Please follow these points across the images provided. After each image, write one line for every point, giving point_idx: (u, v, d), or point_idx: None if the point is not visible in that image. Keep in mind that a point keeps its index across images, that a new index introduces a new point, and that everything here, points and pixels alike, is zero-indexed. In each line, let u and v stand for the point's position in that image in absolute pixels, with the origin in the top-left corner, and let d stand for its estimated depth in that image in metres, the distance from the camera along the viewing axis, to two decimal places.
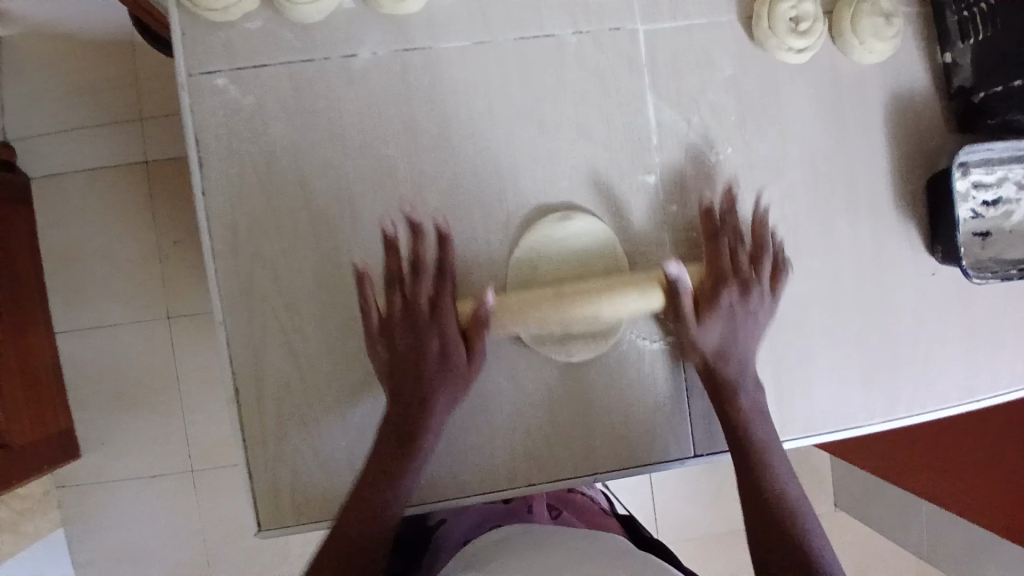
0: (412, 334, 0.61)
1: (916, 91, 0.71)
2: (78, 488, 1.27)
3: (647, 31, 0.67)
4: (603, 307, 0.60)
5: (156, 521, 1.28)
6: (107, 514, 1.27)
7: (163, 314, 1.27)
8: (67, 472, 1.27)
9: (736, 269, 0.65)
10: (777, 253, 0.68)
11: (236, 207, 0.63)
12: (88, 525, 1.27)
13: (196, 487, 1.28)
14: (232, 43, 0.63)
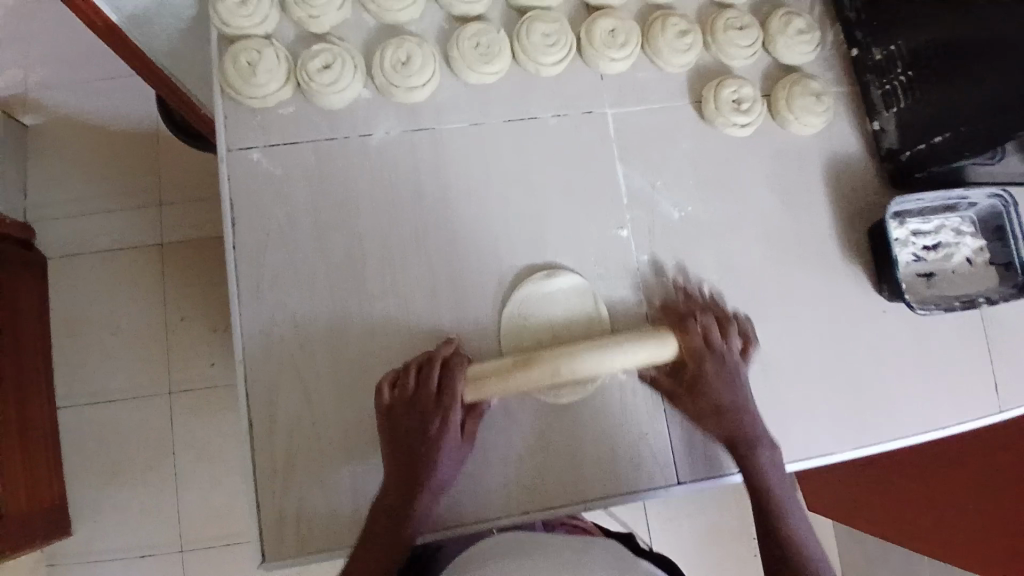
0: (418, 420, 0.67)
1: (851, 158, 0.83)
2: (67, 565, 1.26)
3: (615, 112, 0.80)
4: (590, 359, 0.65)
5: None
6: None
7: (167, 389, 1.31)
8: (57, 548, 1.26)
9: (709, 345, 0.72)
10: (745, 331, 0.76)
11: (262, 262, 0.72)
12: None
13: (187, 563, 1.27)
14: (267, 124, 0.75)
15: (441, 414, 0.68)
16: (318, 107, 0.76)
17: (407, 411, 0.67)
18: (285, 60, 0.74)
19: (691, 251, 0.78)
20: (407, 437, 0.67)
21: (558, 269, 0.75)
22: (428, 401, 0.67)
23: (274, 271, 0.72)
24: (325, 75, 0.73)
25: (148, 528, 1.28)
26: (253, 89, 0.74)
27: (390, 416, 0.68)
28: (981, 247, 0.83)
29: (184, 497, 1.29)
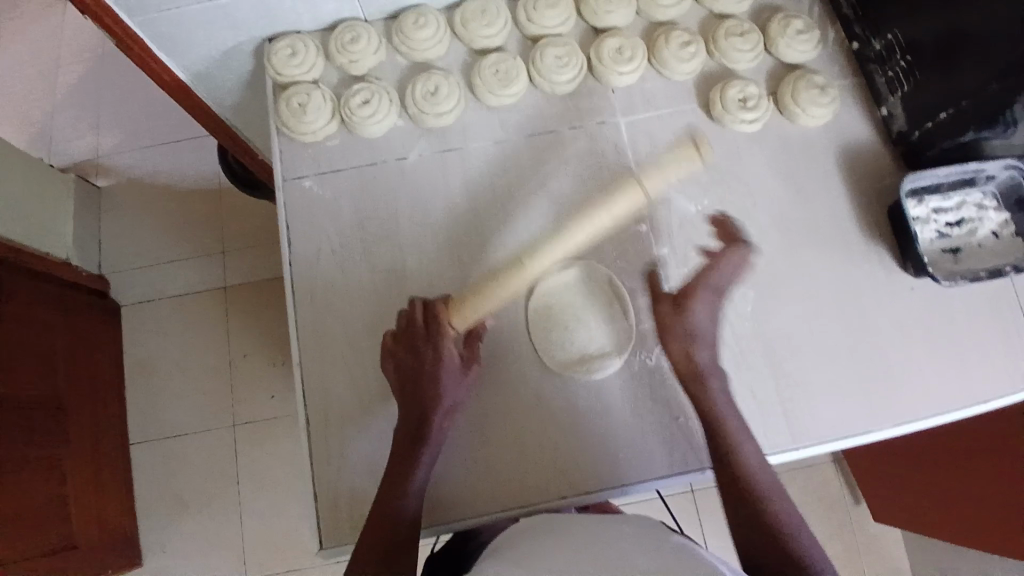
0: (413, 356, 0.75)
1: (862, 144, 0.87)
2: None
3: (627, 120, 0.86)
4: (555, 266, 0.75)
5: None
6: None
7: (230, 422, 1.40)
8: None
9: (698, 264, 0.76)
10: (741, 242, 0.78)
11: (315, 277, 0.81)
12: None
13: None
14: (317, 156, 0.85)
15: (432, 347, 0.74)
16: (360, 137, 0.85)
17: (406, 352, 0.75)
18: (330, 99, 0.85)
19: (708, 242, 0.82)
20: (403, 373, 0.74)
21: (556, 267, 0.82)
22: (419, 335, 0.75)
23: (326, 282, 0.81)
24: (365, 109, 0.82)
25: (212, 557, 1.34)
26: (304, 126, 0.84)
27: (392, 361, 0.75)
28: (1007, 220, 0.83)
29: (245, 525, 1.36)
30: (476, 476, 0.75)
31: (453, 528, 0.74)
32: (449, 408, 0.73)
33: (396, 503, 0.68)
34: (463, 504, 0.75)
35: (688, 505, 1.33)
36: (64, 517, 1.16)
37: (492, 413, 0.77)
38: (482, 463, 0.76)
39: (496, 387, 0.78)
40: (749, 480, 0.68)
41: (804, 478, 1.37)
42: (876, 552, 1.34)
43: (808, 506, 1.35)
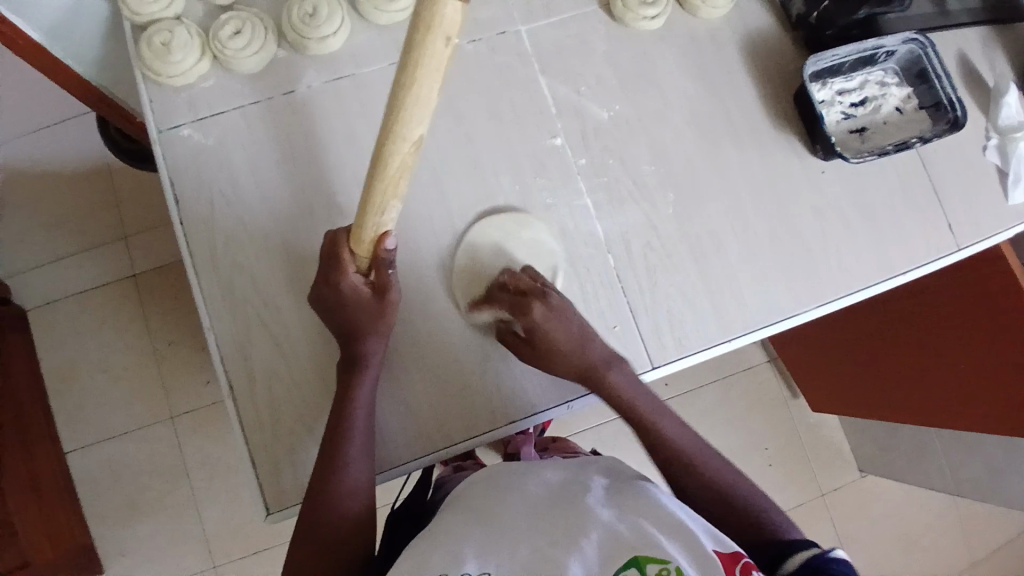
0: (320, 305, 0.68)
1: (765, 32, 0.85)
2: None
3: (528, 29, 0.82)
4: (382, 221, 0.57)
5: None
6: None
7: (167, 416, 1.32)
8: None
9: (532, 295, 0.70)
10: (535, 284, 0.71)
11: (213, 234, 0.74)
12: None
13: None
14: (193, 101, 0.76)
15: (332, 287, 0.65)
16: (240, 75, 0.77)
17: (316, 289, 0.67)
18: (197, 34, 0.75)
19: (624, 147, 0.80)
20: (326, 316, 0.68)
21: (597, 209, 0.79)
22: (320, 274, 0.66)
23: (226, 236, 0.74)
24: (238, 41, 0.74)
25: (174, 554, 1.28)
26: (172, 67, 0.74)
27: (319, 307, 0.68)
28: (908, 94, 0.84)
29: (204, 518, 1.30)
30: (416, 415, 0.73)
31: (400, 471, 0.73)
32: (380, 332, 0.68)
33: (335, 458, 0.65)
34: (409, 446, 0.72)
35: None
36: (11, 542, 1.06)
37: (426, 350, 0.74)
38: (424, 401, 0.73)
39: (427, 321, 0.75)
40: (684, 453, 0.68)
41: (744, 381, 1.42)
42: (816, 439, 1.43)
43: (751, 407, 1.41)
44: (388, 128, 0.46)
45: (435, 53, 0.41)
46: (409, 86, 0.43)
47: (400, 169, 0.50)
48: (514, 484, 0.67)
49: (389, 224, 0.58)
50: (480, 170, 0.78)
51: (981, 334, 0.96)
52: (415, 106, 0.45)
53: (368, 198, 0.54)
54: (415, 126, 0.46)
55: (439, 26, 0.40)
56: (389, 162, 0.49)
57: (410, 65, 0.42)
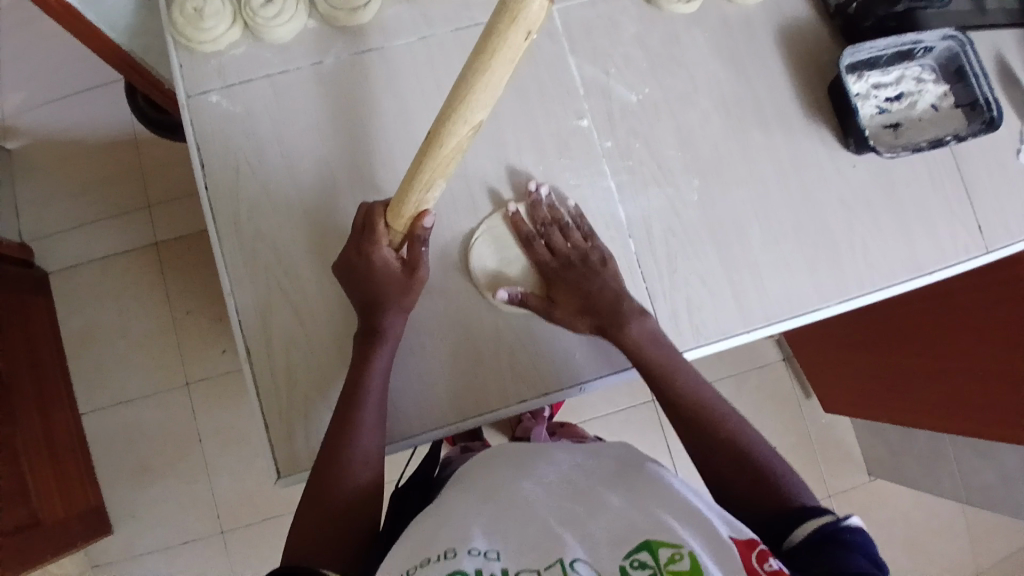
0: (345, 274, 0.68)
1: (801, 20, 0.83)
2: (111, 566, 1.29)
3: (559, 7, 0.80)
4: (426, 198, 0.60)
5: None
6: None
7: (182, 384, 1.34)
8: (99, 551, 1.29)
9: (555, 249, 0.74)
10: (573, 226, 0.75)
11: (237, 200, 0.74)
12: None
13: (227, 548, 1.31)
14: (223, 68, 0.77)
15: (363, 256, 0.66)
16: (269, 44, 0.77)
17: (344, 257, 0.68)
18: (229, 0, 0.75)
19: (650, 131, 0.79)
20: (348, 286, 0.68)
21: (618, 194, 0.78)
22: (352, 241, 0.67)
23: (249, 203, 0.74)
24: (269, 9, 0.74)
25: (183, 518, 1.31)
26: (203, 34, 0.74)
27: (343, 275, 0.68)
28: (946, 92, 0.82)
29: (214, 484, 1.32)
30: (430, 391, 0.73)
31: (410, 444, 0.73)
32: (402, 307, 0.68)
33: (348, 426, 0.65)
34: (419, 420, 0.73)
35: (650, 415, 1.36)
36: (26, 497, 1.09)
37: (441, 326, 0.75)
38: (437, 375, 0.74)
39: (444, 297, 0.75)
40: (702, 405, 0.68)
41: (756, 378, 1.41)
42: (826, 441, 1.41)
43: (763, 405, 1.40)
44: (452, 110, 0.49)
45: (514, 46, 0.44)
46: (480, 71, 0.45)
47: (454, 150, 0.53)
48: (520, 466, 0.66)
49: (429, 203, 0.61)
50: (503, 147, 0.78)
51: (1006, 342, 0.94)
52: (480, 92, 0.47)
53: (415, 174, 0.56)
54: (478, 112, 0.49)
55: (523, 19, 0.42)
56: (445, 141, 0.52)
57: (489, 52, 0.44)
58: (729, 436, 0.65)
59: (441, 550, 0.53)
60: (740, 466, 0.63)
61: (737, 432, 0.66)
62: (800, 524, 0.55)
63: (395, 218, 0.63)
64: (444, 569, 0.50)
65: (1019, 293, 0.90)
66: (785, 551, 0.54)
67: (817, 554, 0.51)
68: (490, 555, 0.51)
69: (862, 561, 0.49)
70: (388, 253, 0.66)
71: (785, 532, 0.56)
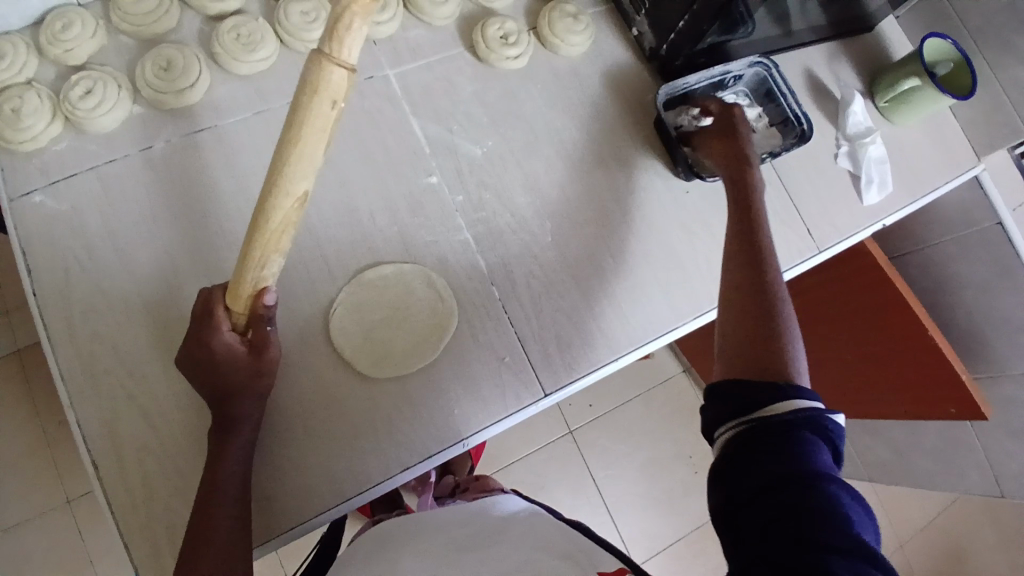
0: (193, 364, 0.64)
1: (623, 65, 0.91)
2: None
3: (395, 73, 0.83)
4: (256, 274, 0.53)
5: None
6: None
7: (62, 503, 1.21)
8: None
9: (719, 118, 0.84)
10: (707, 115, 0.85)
11: (68, 304, 0.70)
12: None
13: None
14: (44, 166, 0.73)
15: (204, 344, 0.62)
16: (94, 135, 0.74)
17: (190, 347, 0.64)
18: (47, 95, 0.72)
19: (499, 181, 0.82)
20: (196, 376, 0.65)
21: (476, 244, 0.80)
22: (195, 327, 0.63)
23: (84, 305, 0.70)
24: (89, 100, 0.71)
25: None
26: (20, 133, 0.70)
27: (191, 365, 0.64)
28: (760, 113, 0.92)
29: None
30: (303, 472, 0.70)
31: (291, 536, 0.69)
32: (255, 392, 0.66)
33: (210, 529, 0.61)
34: (296, 507, 0.69)
35: (570, 448, 1.37)
36: None
37: (307, 401, 0.72)
38: (308, 456, 0.71)
39: (308, 371, 0.73)
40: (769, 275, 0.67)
41: (664, 395, 1.46)
42: None
43: (674, 420, 1.44)
44: (271, 182, 0.45)
45: (323, 113, 0.41)
46: (291, 144, 0.43)
47: (284, 224, 0.48)
48: (393, 553, 0.64)
49: (269, 279, 0.54)
50: (355, 213, 0.78)
51: (867, 325, 1.03)
52: (294, 165, 0.43)
53: (247, 252, 0.51)
54: (300, 182, 0.45)
55: (325, 89, 0.40)
56: (270, 215, 0.47)
57: (296, 124, 0.41)
58: (765, 302, 0.64)
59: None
60: (754, 327, 0.62)
61: (779, 306, 0.64)
62: (779, 400, 0.54)
63: (234, 300, 0.58)
64: None
65: (865, 282, 0.99)
66: (743, 424, 0.54)
67: (784, 440, 0.51)
68: None
69: (821, 453, 0.51)
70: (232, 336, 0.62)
71: (758, 403, 0.55)
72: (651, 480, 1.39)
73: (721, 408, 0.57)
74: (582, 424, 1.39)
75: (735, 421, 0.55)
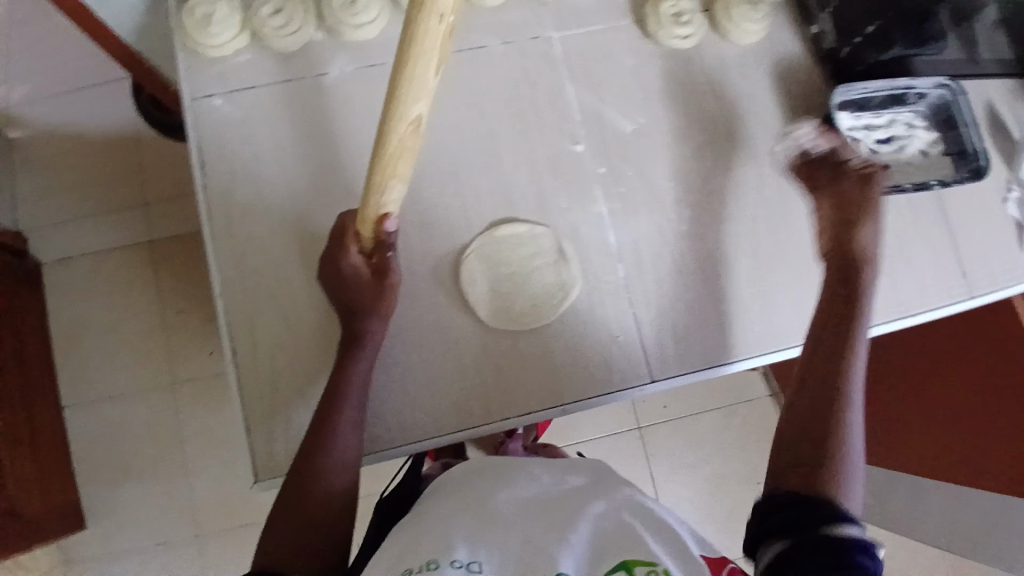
0: (324, 282, 0.71)
1: (795, 61, 0.86)
2: (83, 565, 1.25)
3: (560, 35, 0.83)
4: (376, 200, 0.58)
5: None
6: None
7: (168, 383, 1.33)
8: (72, 549, 1.26)
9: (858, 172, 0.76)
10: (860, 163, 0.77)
11: (230, 205, 0.75)
12: None
13: (201, 553, 1.28)
14: (227, 74, 0.78)
15: (335, 262, 0.69)
16: (274, 53, 0.78)
17: (324, 265, 0.71)
18: (238, 8, 0.77)
19: (643, 160, 0.81)
20: (327, 292, 0.72)
21: (608, 219, 0.79)
22: (329, 245, 0.70)
23: (244, 207, 0.75)
24: (277, 19, 0.76)
25: (161, 521, 1.28)
26: (210, 39, 0.76)
27: (324, 282, 0.71)
28: (935, 139, 0.85)
29: (192, 488, 1.30)
30: (413, 400, 0.74)
31: (390, 456, 0.74)
32: (380, 313, 0.71)
33: (327, 431, 0.67)
34: (400, 431, 0.73)
35: (634, 442, 1.36)
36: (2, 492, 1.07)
37: (427, 336, 0.75)
38: (418, 386, 0.74)
39: (431, 309, 0.76)
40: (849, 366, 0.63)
41: (743, 412, 1.41)
42: None
43: (747, 439, 1.40)
44: (389, 106, 0.46)
45: (433, 29, 0.40)
46: (402, 65, 0.43)
47: (399, 149, 0.51)
48: (491, 489, 0.65)
49: (389, 204, 0.59)
50: (498, 168, 0.80)
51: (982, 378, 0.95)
52: (407, 87, 0.44)
53: (370, 177, 0.55)
54: (414, 105, 0.46)
55: (433, 3, 0.39)
56: (388, 139, 0.49)
57: (407, 44, 0.41)
58: (835, 386, 0.61)
59: (424, 562, 0.54)
60: (813, 416, 0.60)
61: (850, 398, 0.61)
62: (831, 522, 0.50)
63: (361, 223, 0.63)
64: None
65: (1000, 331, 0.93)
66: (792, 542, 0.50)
67: (835, 563, 0.47)
68: (473, 568, 0.53)
69: None
70: (354, 258, 0.68)
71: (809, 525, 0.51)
72: (712, 491, 1.36)
73: (765, 528, 0.53)
74: (652, 422, 1.38)
75: (784, 541, 0.51)
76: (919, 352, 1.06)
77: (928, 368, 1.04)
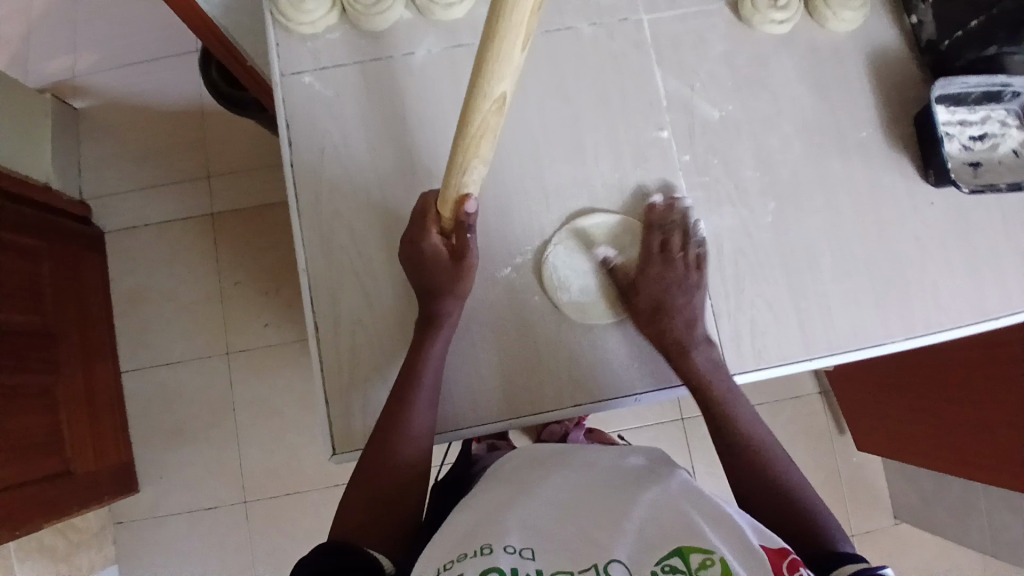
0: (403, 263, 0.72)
1: (891, 51, 0.83)
2: (135, 523, 1.31)
3: (649, 18, 0.82)
4: (457, 179, 0.57)
5: (205, 553, 1.30)
6: (157, 549, 1.30)
7: (223, 352, 1.36)
8: (126, 507, 1.31)
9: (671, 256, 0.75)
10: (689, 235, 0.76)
11: (318, 180, 0.77)
12: (141, 561, 1.30)
13: (248, 518, 1.32)
14: (317, 50, 0.79)
15: (415, 242, 0.70)
16: (364, 30, 0.79)
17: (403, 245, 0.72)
18: None
19: (728, 149, 0.80)
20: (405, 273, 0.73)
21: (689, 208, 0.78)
22: (409, 227, 0.71)
23: (330, 183, 0.77)
24: None
25: (209, 484, 1.32)
26: (302, 15, 0.77)
27: (403, 262, 0.72)
28: None
29: (242, 455, 1.34)
30: (486, 380, 0.75)
31: (463, 435, 0.75)
32: (457, 294, 0.71)
33: (404, 409, 0.69)
34: (472, 411, 0.74)
35: (678, 434, 1.35)
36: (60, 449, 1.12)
37: (503, 320, 0.76)
38: (493, 367, 0.75)
39: (507, 292, 0.76)
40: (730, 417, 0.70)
41: (790, 409, 1.38)
42: (855, 482, 1.37)
43: (793, 437, 1.37)
44: (474, 85, 0.46)
45: (522, 8, 0.39)
46: (489, 45, 0.42)
47: (482, 128, 0.50)
48: (544, 479, 0.65)
49: (471, 184, 0.58)
50: (581, 153, 0.79)
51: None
52: (493, 68, 0.43)
53: (452, 157, 0.55)
54: (499, 85, 0.45)
55: None
56: (471, 119, 0.49)
57: (495, 23, 0.40)
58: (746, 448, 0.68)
59: (477, 546, 0.53)
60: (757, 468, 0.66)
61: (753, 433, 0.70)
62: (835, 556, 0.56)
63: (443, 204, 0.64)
64: (480, 565, 0.50)
65: None
66: None
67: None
68: (525, 554, 0.52)
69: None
70: (435, 239, 0.69)
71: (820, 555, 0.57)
72: None
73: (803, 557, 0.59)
74: (696, 415, 1.36)
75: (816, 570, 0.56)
76: (957, 365, 1.07)
77: (979, 375, 1.03)
